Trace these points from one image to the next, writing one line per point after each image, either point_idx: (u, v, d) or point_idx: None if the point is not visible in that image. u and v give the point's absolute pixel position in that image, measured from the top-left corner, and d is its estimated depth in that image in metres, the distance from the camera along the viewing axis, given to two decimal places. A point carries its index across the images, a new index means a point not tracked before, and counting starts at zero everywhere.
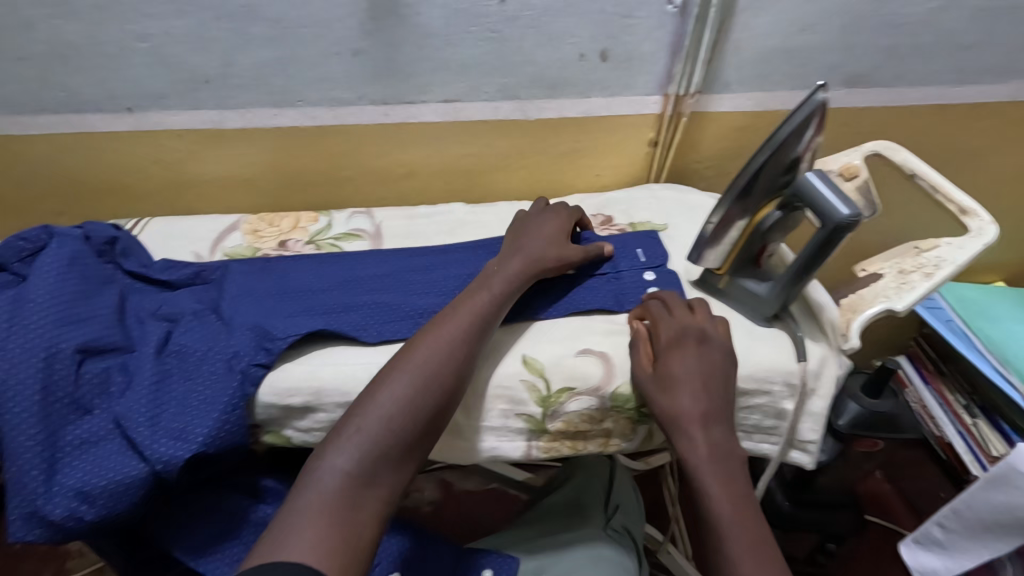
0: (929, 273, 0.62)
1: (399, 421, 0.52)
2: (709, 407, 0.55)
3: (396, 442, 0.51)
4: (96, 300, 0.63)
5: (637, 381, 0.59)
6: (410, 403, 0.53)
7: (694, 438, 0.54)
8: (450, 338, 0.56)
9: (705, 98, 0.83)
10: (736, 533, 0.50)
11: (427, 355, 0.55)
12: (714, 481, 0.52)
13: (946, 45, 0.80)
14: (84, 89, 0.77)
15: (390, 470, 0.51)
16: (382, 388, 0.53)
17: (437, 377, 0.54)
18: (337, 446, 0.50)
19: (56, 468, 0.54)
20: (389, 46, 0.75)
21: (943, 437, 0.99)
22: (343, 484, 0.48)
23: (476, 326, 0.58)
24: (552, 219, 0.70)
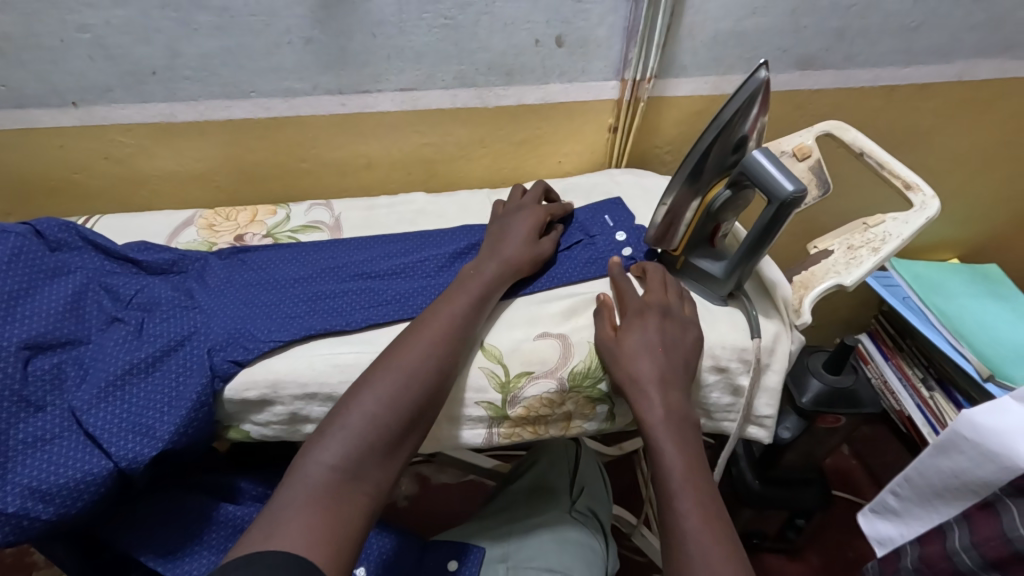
0: (876, 248, 0.63)
1: (387, 418, 0.51)
2: (664, 372, 0.56)
3: (384, 435, 0.50)
4: (44, 293, 0.59)
5: (599, 343, 0.60)
6: (395, 399, 0.52)
7: (652, 398, 0.55)
8: (433, 340, 0.55)
9: (662, 83, 0.84)
10: (688, 490, 0.51)
11: (413, 356, 0.54)
12: (669, 441, 0.54)
13: (892, 27, 0.81)
14: (25, 82, 0.74)
15: (374, 465, 0.49)
16: (364, 386, 0.52)
17: (421, 375, 0.53)
18: (324, 442, 0.49)
19: (7, 467, 0.50)
20: (340, 33, 0.74)
21: (903, 411, 1.02)
22: (328, 480, 0.47)
23: (454, 328, 0.57)
24: (526, 215, 0.70)
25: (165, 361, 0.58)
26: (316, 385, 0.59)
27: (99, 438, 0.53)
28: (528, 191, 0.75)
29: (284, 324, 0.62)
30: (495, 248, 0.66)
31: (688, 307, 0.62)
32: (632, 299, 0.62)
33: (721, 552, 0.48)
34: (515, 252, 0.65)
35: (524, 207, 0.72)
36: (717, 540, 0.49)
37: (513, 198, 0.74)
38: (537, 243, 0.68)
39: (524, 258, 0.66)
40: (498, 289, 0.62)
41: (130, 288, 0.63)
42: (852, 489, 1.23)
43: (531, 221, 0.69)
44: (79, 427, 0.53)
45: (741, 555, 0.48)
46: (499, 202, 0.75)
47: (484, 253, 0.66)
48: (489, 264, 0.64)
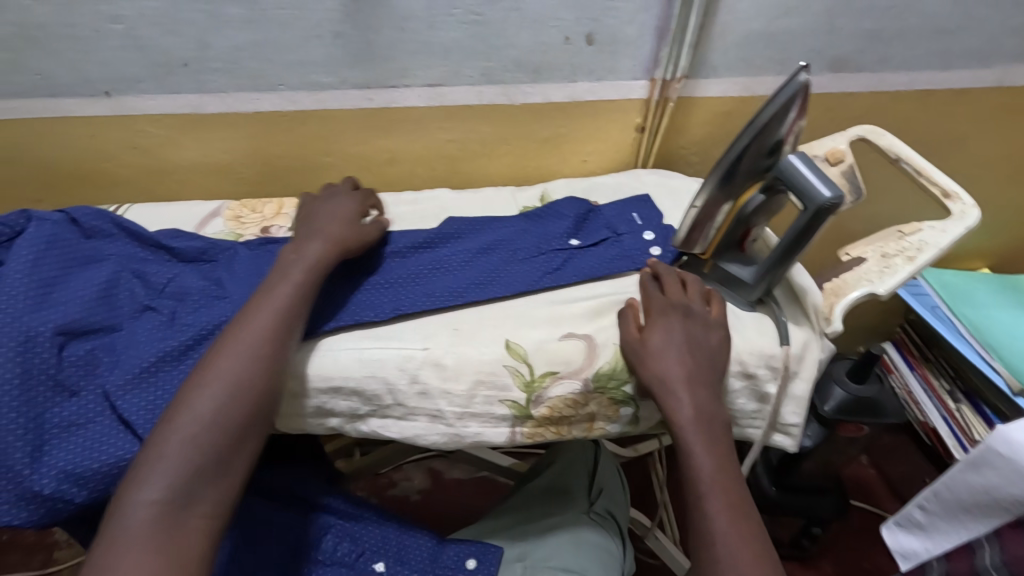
0: (911, 257, 0.61)
1: (209, 437, 0.50)
2: (690, 371, 0.56)
3: (211, 454, 0.49)
4: (79, 280, 0.59)
5: (624, 344, 0.59)
6: (216, 418, 0.50)
7: (681, 398, 0.55)
8: (249, 345, 0.53)
9: (691, 84, 0.83)
10: (717, 490, 0.52)
11: (230, 367, 0.52)
12: (698, 442, 0.54)
13: (930, 30, 0.79)
14: (58, 71, 0.75)
15: (206, 487, 0.49)
16: (181, 407, 0.50)
17: (243, 386, 0.52)
18: (145, 477, 0.47)
19: (42, 450, 0.51)
20: (368, 28, 0.74)
21: (928, 422, 1.01)
22: (153, 515, 0.46)
23: (276, 326, 0.55)
24: (346, 202, 0.68)
25: (196, 349, 0.58)
26: (340, 378, 0.59)
27: (131, 424, 0.53)
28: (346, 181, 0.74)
29: (310, 316, 0.62)
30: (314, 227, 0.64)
31: (716, 305, 0.61)
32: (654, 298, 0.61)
33: (749, 556, 0.49)
34: (337, 231, 0.64)
35: (339, 193, 0.70)
36: (745, 543, 0.50)
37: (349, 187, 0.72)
38: (359, 226, 0.67)
39: (351, 240, 0.64)
40: (326, 270, 0.61)
41: (162, 276, 0.64)
42: (871, 499, 1.21)
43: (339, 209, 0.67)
44: (112, 413, 0.54)
45: (770, 554, 0.50)
46: (303, 193, 0.72)
47: (307, 233, 0.64)
48: (313, 243, 0.62)
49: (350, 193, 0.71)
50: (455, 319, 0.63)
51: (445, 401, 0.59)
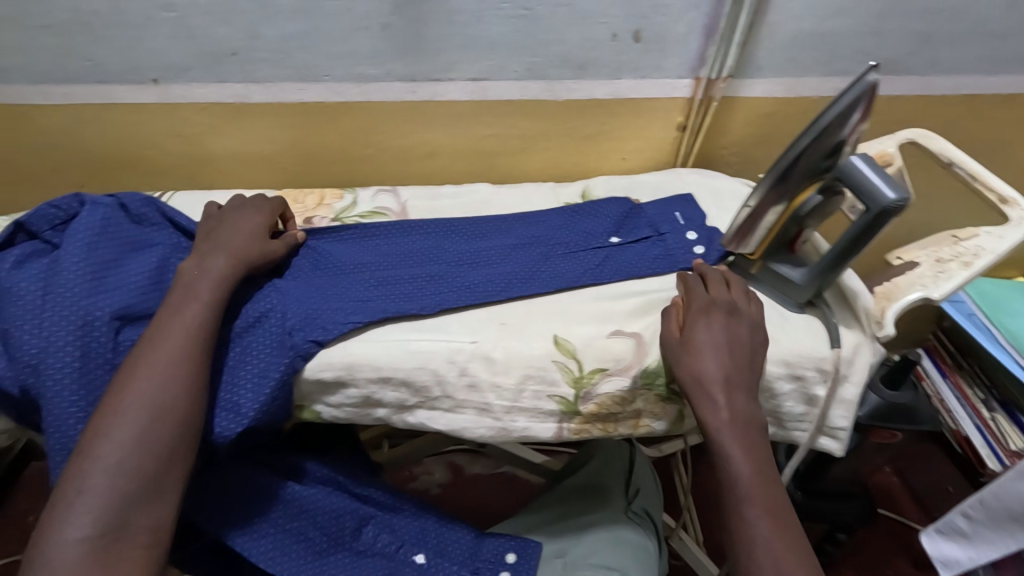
0: (967, 263, 0.60)
1: (136, 463, 0.48)
2: (731, 371, 0.55)
3: (138, 482, 0.48)
4: (132, 265, 0.60)
5: (664, 344, 0.58)
6: (142, 443, 0.49)
7: (718, 403, 0.54)
8: (164, 369, 0.52)
9: (736, 84, 0.82)
10: (760, 492, 0.51)
11: (148, 389, 0.51)
12: (736, 447, 0.53)
13: (982, 34, 0.78)
14: (108, 58, 0.75)
15: (139, 512, 0.48)
16: (100, 436, 0.49)
17: (165, 410, 0.50)
18: (66, 515, 0.46)
19: None
20: (417, 21, 0.74)
21: (959, 430, 0.99)
22: (83, 550, 0.46)
23: (192, 342, 0.54)
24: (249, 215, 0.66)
25: (244, 339, 0.59)
26: (389, 370, 0.59)
27: None
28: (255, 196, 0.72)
29: (357, 306, 0.62)
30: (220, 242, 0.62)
31: (754, 306, 0.60)
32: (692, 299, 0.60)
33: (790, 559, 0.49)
34: (239, 246, 0.62)
35: (244, 207, 0.68)
36: (785, 548, 0.50)
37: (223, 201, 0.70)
38: (266, 241, 0.64)
39: (256, 254, 0.62)
40: (233, 282, 0.59)
41: None
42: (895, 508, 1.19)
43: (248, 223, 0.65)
44: None
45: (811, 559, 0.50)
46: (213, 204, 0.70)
47: (208, 246, 0.62)
48: (213, 258, 0.60)
49: (257, 206, 0.69)
50: (502, 313, 0.63)
51: (494, 395, 0.59)
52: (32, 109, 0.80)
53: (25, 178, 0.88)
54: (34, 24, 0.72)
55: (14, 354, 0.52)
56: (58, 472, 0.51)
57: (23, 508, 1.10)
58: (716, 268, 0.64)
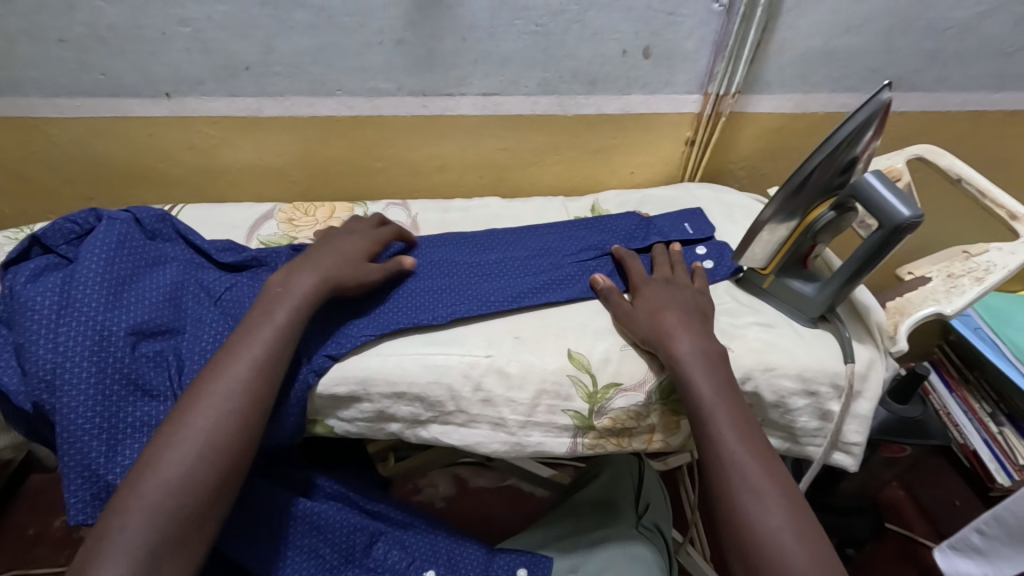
0: (979, 278, 0.61)
1: (180, 500, 0.46)
2: (681, 319, 0.59)
3: (179, 519, 0.46)
4: (147, 280, 0.60)
5: (616, 317, 0.63)
6: (185, 480, 0.46)
7: (679, 340, 0.57)
8: (221, 403, 0.50)
9: (745, 99, 0.83)
10: (723, 412, 0.52)
11: (205, 421, 0.49)
12: (698, 371, 0.55)
13: (987, 52, 0.79)
14: (123, 72, 0.76)
15: (174, 551, 0.45)
16: (149, 467, 0.47)
17: (217, 445, 0.49)
18: (102, 546, 0.43)
19: (117, 448, 0.52)
20: (431, 36, 0.74)
21: (967, 445, 0.99)
22: None
23: (257, 377, 0.52)
24: (354, 240, 0.66)
25: None
26: (404, 385, 0.59)
27: None
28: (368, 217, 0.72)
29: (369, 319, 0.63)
30: (316, 260, 0.61)
31: (700, 282, 0.66)
32: (638, 275, 0.66)
33: (764, 478, 0.49)
34: (335, 266, 0.61)
35: (356, 231, 0.68)
36: (759, 468, 0.49)
37: (352, 220, 0.71)
38: (365, 265, 0.63)
39: (348, 276, 0.61)
40: (310, 310, 0.57)
41: (220, 284, 0.64)
42: (904, 522, 1.16)
43: (354, 246, 0.65)
44: None
45: (785, 477, 0.49)
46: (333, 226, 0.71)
47: (299, 263, 0.61)
48: (301, 275, 0.59)
49: (366, 232, 0.68)
50: (515, 327, 0.64)
51: (508, 409, 0.59)
52: (45, 120, 0.80)
53: (35, 188, 0.88)
54: (50, 38, 0.73)
55: (29, 370, 0.52)
56: (74, 490, 0.50)
57: (22, 520, 1.09)
58: (671, 253, 0.69)
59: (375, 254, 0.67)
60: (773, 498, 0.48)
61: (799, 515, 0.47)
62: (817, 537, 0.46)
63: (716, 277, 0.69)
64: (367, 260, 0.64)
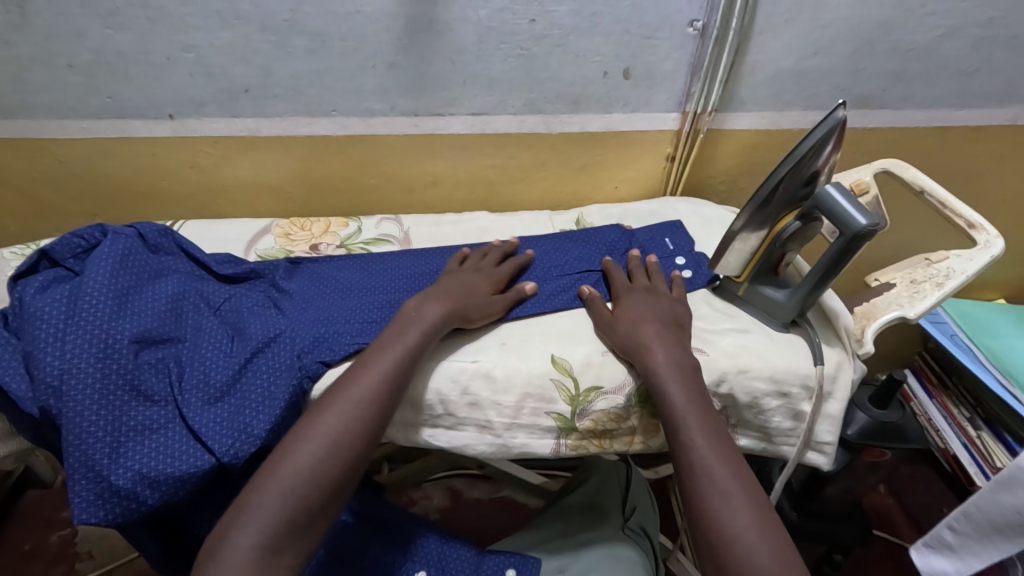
0: (940, 283, 0.64)
1: (306, 491, 0.51)
2: (656, 327, 0.63)
3: (306, 507, 0.51)
4: (150, 292, 0.63)
5: (599, 327, 0.65)
6: (314, 473, 0.52)
7: (655, 352, 0.60)
8: (354, 405, 0.55)
9: (721, 117, 0.87)
10: (695, 417, 0.55)
11: (337, 422, 0.54)
12: (673, 383, 0.57)
13: (949, 71, 0.84)
14: (129, 94, 0.80)
15: (295, 534, 0.50)
16: (283, 456, 0.53)
17: (345, 443, 0.54)
18: (242, 522, 0.49)
19: (119, 451, 0.54)
20: (422, 60, 0.78)
21: (948, 450, 1.01)
22: (251, 558, 0.48)
23: (385, 388, 0.57)
24: (479, 277, 0.69)
25: (253, 362, 0.61)
26: None
27: (201, 434, 0.56)
28: (489, 253, 0.74)
29: (362, 328, 0.66)
30: (447, 293, 0.65)
31: (679, 291, 0.69)
32: (619, 285, 0.70)
33: (735, 481, 0.51)
34: (460, 299, 0.65)
35: (481, 268, 0.71)
36: (731, 472, 0.52)
37: (472, 256, 0.74)
38: (489, 300, 0.67)
39: (472, 310, 0.65)
40: (437, 334, 0.62)
41: (220, 295, 0.68)
42: (889, 526, 1.21)
43: (481, 284, 0.68)
44: (182, 421, 0.57)
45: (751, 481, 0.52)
46: (457, 258, 0.74)
47: (431, 290, 0.66)
48: (432, 303, 0.64)
49: (489, 268, 0.71)
50: (502, 334, 0.67)
51: (494, 412, 0.61)
52: (52, 142, 0.84)
53: (40, 207, 0.91)
54: (60, 64, 0.77)
55: (36, 376, 0.54)
56: (79, 490, 0.53)
57: (19, 535, 1.11)
58: (649, 262, 0.73)
59: (500, 289, 0.70)
60: (740, 498, 0.50)
61: (765, 515, 0.50)
62: (782, 540, 0.48)
63: (694, 286, 0.72)
64: (493, 296, 0.68)
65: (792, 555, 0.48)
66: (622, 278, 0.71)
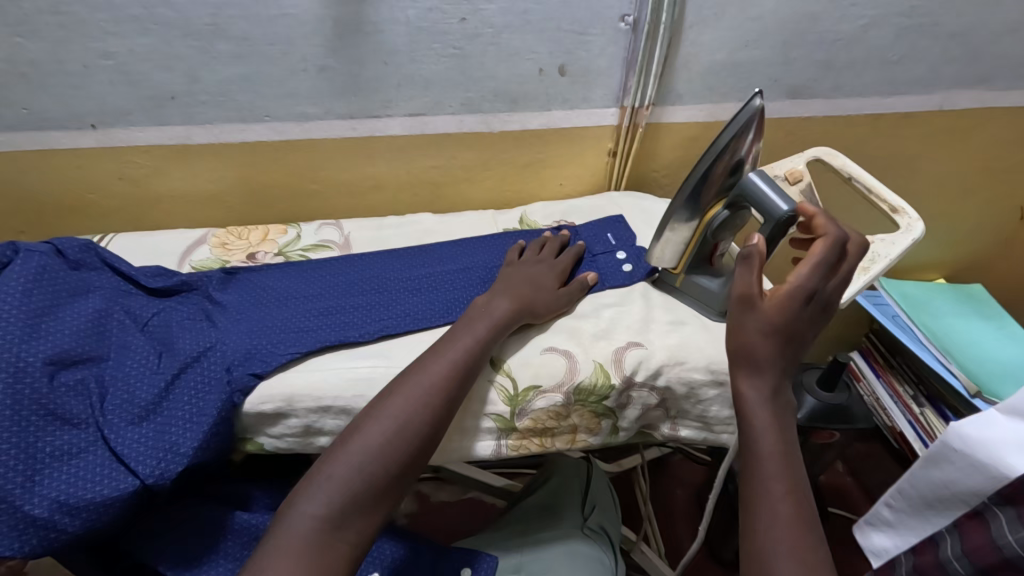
0: (865, 268, 0.66)
1: (373, 468, 0.51)
2: (782, 362, 0.52)
3: (372, 483, 0.50)
4: (69, 312, 0.60)
5: (748, 306, 0.52)
6: (383, 449, 0.51)
7: (761, 377, 0.51)
8: (428, 385, 0.55)
9: (660, 110, 0.88)
10: (766, 417, 0.50)
11: (404, 406, 0.53)
12: (767, 377, 0.51)
13: (875, 60, 0.86)
14: (46, 105, 0.77)
15: (358, 515, 0.49)
16: (357, 426, 0.53)
17: (416, 422, 0.53)
18: (309, 491, 0.49)
19: (35, 479, 0.52)
20: (353, 62, 0.77)
21: (895, 426, 1.04)
22: (313, 530, 0.48)
23: (454, 374, 0.56)
24: (543, 271, 0.70)
25: (182, 378, 0.59)
26: (330, 398, 0.61)
27: (124, 456, 0.54)
28: (546, 245, 0.75)
29: (299, 338, 0.65)
30: (511, 287, 0.66)
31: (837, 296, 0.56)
32: (794, 298, 0.52)
33: (784, 486, 0.47)
34: (525, 294, 0.65)
35: (542, 261, 0.72)
36: (781, 472, 0.48)
37: (528, 250, 0.74)
38: (557, 294, 0.68)
39: (539, 304, 0.66)
40: (508, 328, 0.62)
41: (148, 310, 0.66)
42: (848, 506, 1.21)
43: (547, 278, 0.69)
44: (104, 444, 0.55)
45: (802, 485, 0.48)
46: (515, 251, 0.74)
47: (497, 287, 0.66)
48: (502, 300, 0.64)
49: (550, 262, 0.72)
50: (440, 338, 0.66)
51: None
52: None
53: None
54: None
55: None
56: None
57: None
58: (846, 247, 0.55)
59: (563, 281, 0.71)
60: (785, 504, 0.46)
61: (808, 524, 0.45)
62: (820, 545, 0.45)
63: (634, 279, 0.73)
64: (559, 289, 0.69)
65: (828, 574, 0.43)
66: (807, 283, 0.52)
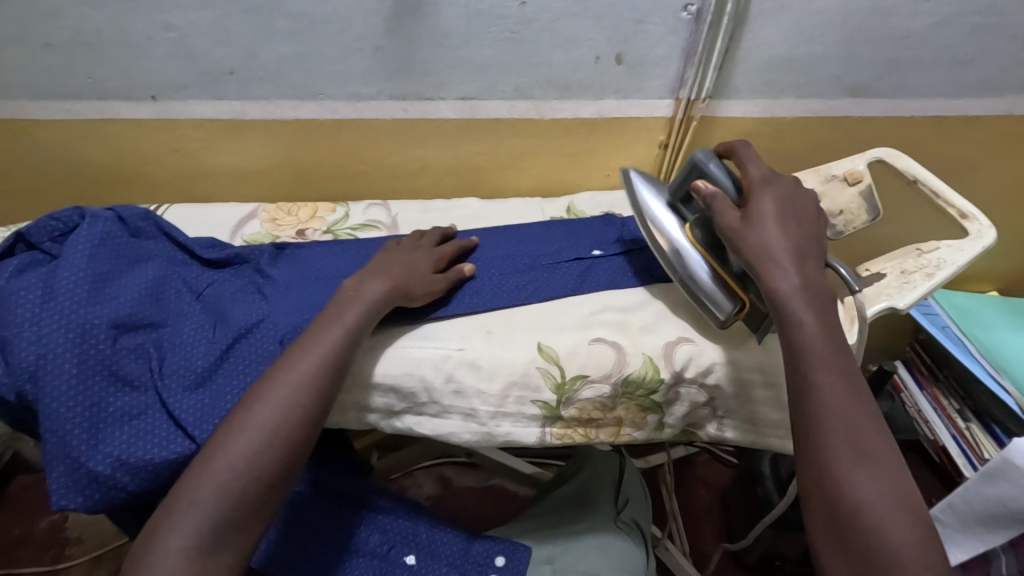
0: (930, 273, 0.64)
1: (241, 485, 0.48)
2: (791, 247, 0.56)
3: (242, 502, 0.48)
4: (129, 277, 0.62)
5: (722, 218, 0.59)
6: (251, 462, 0.49)
7: (787, 269, 0.54)
8: (287, 390, 0.52)
9: (715, 104, 0.86)
10: (805, 309, 0.52)
11: (265, 415, 0.51)
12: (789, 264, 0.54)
13: (944, 60, 0.83)
14: (108, 76, 0.78)
15: (232, 535, 0.48)
16: (229, 432, 0.50)
17: (281, 430, 0.51)
18: (179, 517, 0.46)
19: (98, 437, 0.53)
20: (408, 42, 0.77)
21: (937, 441, 1.01)
22: (184, 560, 0.45)
23: (322, 372, 0.54)
24: (417, 255, 0.67)
25: (235, 348, 0.60)
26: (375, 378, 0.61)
27: (182, 422, 0.55)
28: (426, 234, 0.72)
29: None
30: (388, 270, 0.63)
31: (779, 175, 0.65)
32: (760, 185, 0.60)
33: (832, 372, 0.49)
34: (399, 275, 0.63)
35: (417, 248, 0.68)
36: (830, 364, 0.49)
37: (408, 238, 0.71)
38: (428, 279, 0.65)
39: (415, 286, 0.63)
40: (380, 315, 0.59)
41: (202, 280, 0.67)
42: None
43: (422, 262, 0.66)
44: (163, 409, 0.56)
45: (852, 369, 0.50)
46: (392, 240, 0.71)
47: (369, 269, 0.64)
48: (372, 282, 0.61)
49: (429, 249, 0.69)
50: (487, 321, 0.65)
51: (478, 400, 0.61)
52: (32, 123, 0.82)
53: (22, 191, 0.90)
54: (38, 43, 0.75)
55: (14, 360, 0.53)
56: (57, 476, 0.52)
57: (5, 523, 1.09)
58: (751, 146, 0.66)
59: (439, 267, 0.68)
60: (839, 390, 0.48)
61: (863, 402, 0.48)
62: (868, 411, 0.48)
63: None
64: (433, 274, 0.66)
65: (886, 443, 0.47)
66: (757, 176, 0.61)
